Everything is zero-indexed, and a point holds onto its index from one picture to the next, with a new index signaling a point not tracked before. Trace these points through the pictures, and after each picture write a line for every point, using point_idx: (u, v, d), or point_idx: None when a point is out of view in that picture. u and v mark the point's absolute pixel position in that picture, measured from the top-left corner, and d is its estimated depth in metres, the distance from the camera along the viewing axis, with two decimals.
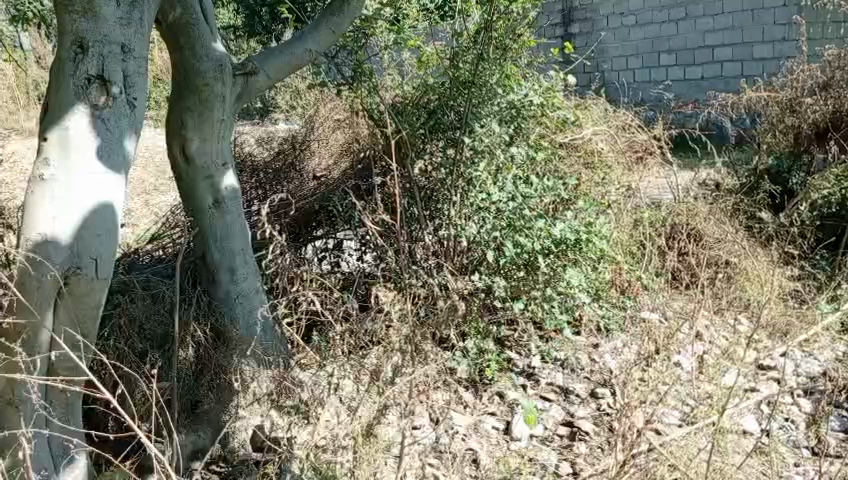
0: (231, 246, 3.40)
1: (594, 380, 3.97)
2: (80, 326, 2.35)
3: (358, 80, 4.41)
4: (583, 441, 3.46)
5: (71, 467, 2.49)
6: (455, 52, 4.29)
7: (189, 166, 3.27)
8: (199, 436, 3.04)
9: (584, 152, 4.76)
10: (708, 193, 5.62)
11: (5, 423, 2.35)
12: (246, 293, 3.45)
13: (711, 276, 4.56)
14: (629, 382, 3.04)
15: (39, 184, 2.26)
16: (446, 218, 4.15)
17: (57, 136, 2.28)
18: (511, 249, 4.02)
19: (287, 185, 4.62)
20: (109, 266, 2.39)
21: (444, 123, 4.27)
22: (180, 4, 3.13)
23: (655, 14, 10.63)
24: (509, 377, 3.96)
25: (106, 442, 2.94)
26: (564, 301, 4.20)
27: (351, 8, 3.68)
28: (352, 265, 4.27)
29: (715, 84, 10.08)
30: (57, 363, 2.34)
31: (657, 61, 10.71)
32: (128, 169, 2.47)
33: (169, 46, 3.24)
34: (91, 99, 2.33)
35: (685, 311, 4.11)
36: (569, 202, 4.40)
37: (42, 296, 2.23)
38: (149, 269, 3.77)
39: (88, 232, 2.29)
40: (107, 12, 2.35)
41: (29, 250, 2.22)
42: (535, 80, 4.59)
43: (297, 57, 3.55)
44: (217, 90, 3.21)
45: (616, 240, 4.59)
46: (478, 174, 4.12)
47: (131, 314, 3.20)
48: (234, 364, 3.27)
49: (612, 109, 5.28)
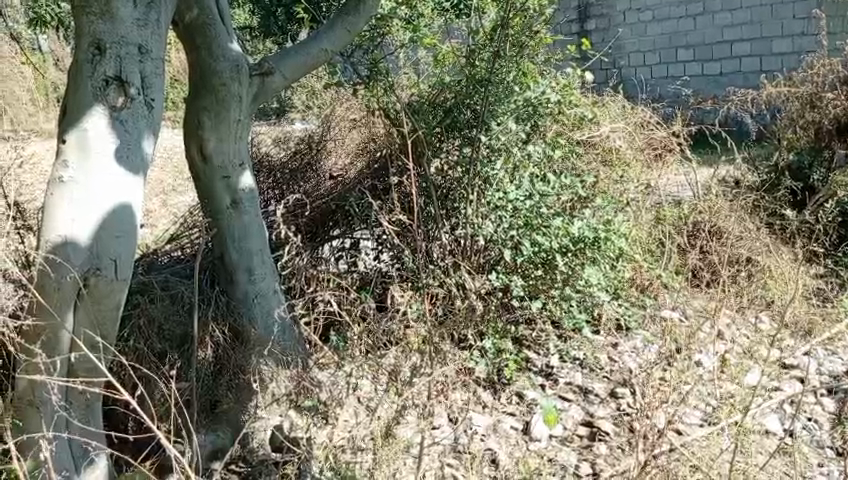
0: (249, 245, 3.40)
1: (613, 380, 3.93)
2: (99, 327, 2.36)
3: (374, 79, 4.41)
4: (603, 441, 3.43)
5: (92, 468, 2.50)
6: (471, 49, 4.28)
7: (207, 166, 3.28)
8: (217, 436, 3.02)
9: (601, 150, 4.69)
10: (727, 190, 5.58)
11: (28, 425, 2.38)
12: (263, 293, 3.45)
13: (732, 275, 4.50)
14: (651, 382, 3.02)
15: (59, 185, 2.27)
16: (463, 217, 4.13)
17: (75, 137, 2.29)
18: (529, 248, 4.01)
19: (303, 184, 4.65)
20: (128, 268, 2.39)
21: (461, 121, 4.25)
22: (197, 5, 3.16)
23: (671, 10, 10.51)
24: (528, 377, 3.94)
25: (126, 443, 2.96)
26: (584, 300, 4.17)
27: (367, 8, 3.68)
28: (369, 265, 4.26)
29: (734, 79, 9.95)
30: (77, 365, 2.35)
31: (674, 57, 10.59)
32: (146, 170, 2.46)
33: (186, 47, 3.25)
34: (110, 100, 2.33)
35: (706, 309, 4.13)
36: (588, 200, 4.35)
37: (62, 297, 2.25)
38: (169, 269, 3.79)
39: (107, 233, 2.29)
40: (124, 14, 2.35)
41: (48, 252, 2.23)
42: (552, 77, 4.54)
43: (313, 56, 3.54)
44: (234, 91, 3.21)
45: (635, 238, 4.53)
46: (495, 172, 4.14)
47: (150, 315, 3.21)
48: (253, 364, 3.28)
49: (630, 106, 5.24)
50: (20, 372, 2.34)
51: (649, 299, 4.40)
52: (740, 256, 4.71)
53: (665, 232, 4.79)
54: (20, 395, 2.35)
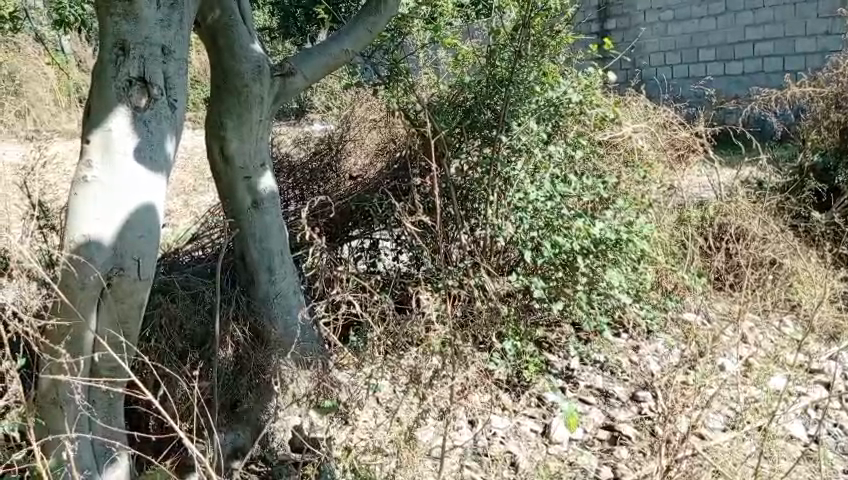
0: (269, 246, 3.41)
1: (634, 383, 3.93)
2: (122, 326, 2.37)
3: (394, 80, 4.39)
4: (624, 446, 3.44)
5: (114, 467, 2.51)
6: (492, 49, 4.26)
7: (228, 167, 3.29)
8: (237, 435, 3.08)
9: (623, 150, 4.60)
10: (751, 191, 5.49)
11: (51, 424, 2.39)
12: (284, 292, 3.45)
13: (757, 276, 4.38)
14: (674, 385, 2.99)
15: (83, 185, 2.28)
16: (482, 217, 4.12)
17: (99, 137, 2.29)
18: (549, 250, 3.96)
19: (323, 185, 4.65)
20: (151, 267, 2.40)
21: (481, 121, 4.23)
22: (220, 6, 3.17)
23: (692, 10, 10.41)
24: (549, 380, 3.91)
25: (148, 442, 2.96)
26: (603, 300, 4.11)
27: (388, 8, 3.68)
28: (388, 265, 4.27)
29: (756, 79, 9.83)
30: (100, 364, 2.38)
31: (695, 57, 10.48)
32: (168, 170, 2.47)
33: (208, 48, 3.26)
34: (133, 100, 2.34)
35: (729, 312, 4.09)
36: (608, 201, 4.27)
37: (85, 297, 2.26)
38: (189, 269, 3.80)
39: (131, 233, 2.30)
40: (148, 15, 2.36)
41: (72, 251, 2.24)
42: (573, 77, 4.49)
43: (334, 57, 3.54)
44: (256, 92, 3.22)
45: (657, 240, 4.45)
46: (516, 173, 4.08)
47: (172, 314, 3.21)
48: (274, 364, 3.27)
49: (652, 106, 5.20)
50: (44, 371, 2.35)
51: (673, 302, 4.35)
52: (767, 258, 4.56)
53: (687, 234, 4.74)
54: (42, 394, 2.35)
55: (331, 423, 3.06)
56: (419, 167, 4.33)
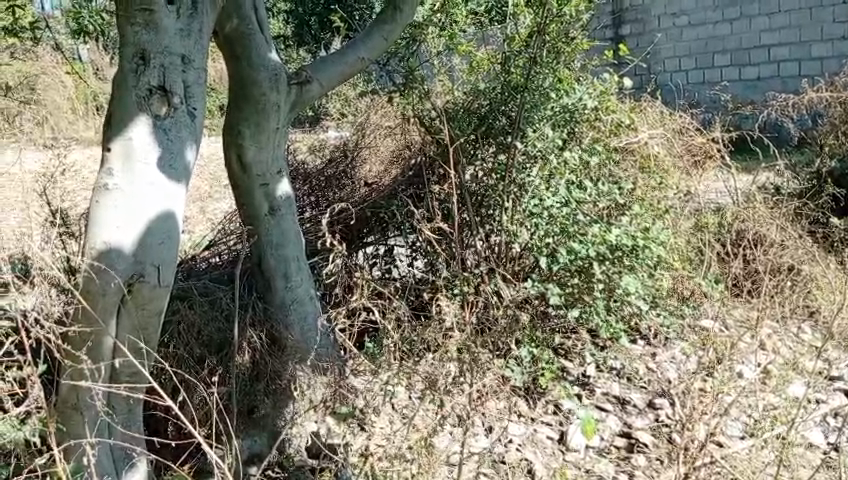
0: (285, 252, 3.42)
1: (652, 391, 3.96)
2: (142, 332, 2.40)
3: (409, 87, 4.43)
4: (641, 453, 3.43)
5: (133, 472, 2.54)
6: (507, 56, 4.27)
7: (245, 174, 3.32)
8: (254, 441, 3.10)
9: (639, 157, 4.55)
10: (769, 197, 5.43)
11: (72, 429, 2.41)
12: (300, 298, 3.46)
13: (778, 283, 4.27)
14: (691, 392, 2.97)
15: (104, 192, 2.30)
16: (498, 224, 4.15)
17: (120, 145, 2.32)
18: (565, 256, 3.94)
19: (339, 192, 4.71)
20: (171, 273, 2.42)
21: (496, 128, 4.24)
22: (237, 16, 3.21)
23: (708, 15, 10.38)
24: (564, 387, 3.89)
25: (166, 448, 2.98)
26: (619, 306, 4.09)
27: (404, 14, 3.71)
28: (403, 270, 4.31)
29: (773, 84, 9.76)
30: (120, 370, 2.40)
31: (710, 62, 10.45)
32: (188, 178, 2.50)
33: (226, 57, 3.29)
34: (153, 109, 2.37)
35: (747, 319, 4.07)
36: (624, 207, 4.25)
37: (106, 303, 2.28)
38: (206, 276, 3.82)
39: (151, 240, 2.33)
40: (167, 24, 2.39)
41: (93, 258, 2.26)
42: (589, 83, 4.46)
43: (350, 65, 3.57)
44: (273, 100, 3.24)
45: (674, 246, 4.42)
46: (531, 179, 4.10)
47: (190, 320, 3.23)
48: (290, 370, 3.29)
49: (668, 112, 5.21)
50: (64, 376, 2.37)
51: (690, 309, 4.32)
52: (786, 265, 4.49)
53: (703, 240, 4.71)
54: (63, 398, 2.37)
55: (346, 430, 3.14)
56: (437, 173, 4.35)
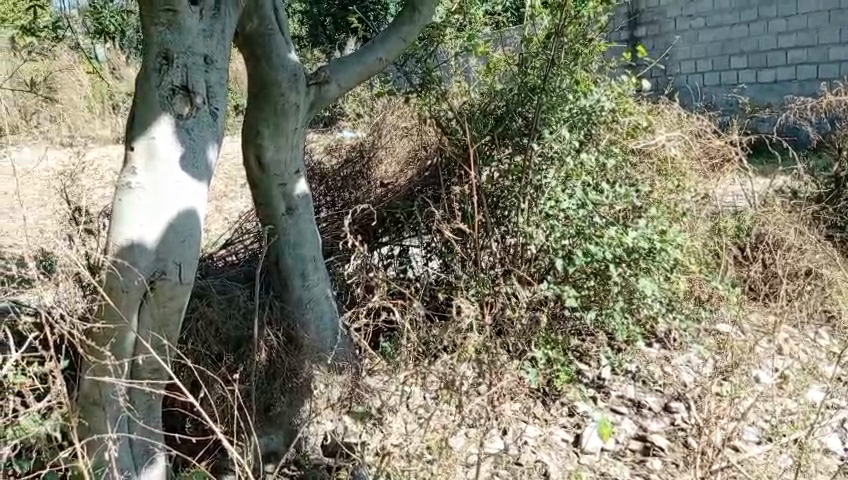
0: (303, 252, 3.44)
1: (667, 394, 3.96)
2: (163, 329, 2.42)
3: (427, 88, 4.42)
4: (657, 457, 3.42)
5: (151, 468, 2.55)
6: (524, 58, 4.29)
7: (264, 174, 3.33)
8: (271, 439, 3.12)
9: (657, 159, 4.49)
10: (786, 200, 5.41)
11: (93, 425, 2.43)
12: (317, 298, 3.48)
13: (797, 288, 4.24)
14: (708, 395, 2.96)
15: (127, 191, 2.33)
16: (513, 225, 4.12)
17: (144, 144, 2.34)
18: (581, 258, 3.93)
19: (354, 192, 4.70)
20: (192, 271, 2.45)
21: (512, 129, 4.24)
22: (257, 16, 3.21)
23: (725, 17, 10.29)
24: (579, 389, 3.90)
25: (183, 444, 3.00)
26: (635, 309, 4.06)
27: (422, 16, 3.74)
28: (419, 270, 4.29)
29: (789, 87, 9.68)
30: (142, 366, 2.43)
31: (726, 64, 10.39)
32: (209, 177, 2.52)
33: (246, 57, 3.31)
34: (176, 108, 2.39)
35: (763, 325, 4.06)
36: (641, 209, 4.22)
37: (129, 300, 2.30)
38: (223, 274, 3.84)
39: (173, 238, 2.35)
40: (190, 25, 2.42)
41: (116, 255, 2.28)
42: (606, 85, 4.48)
43: (367, 66, 3.58)
44: (292, 100, 3.27)
45: (691, 249, 4.38)
46: (548, 180, 4.09)
47: (208, 318, 3.24)
48: (306, 369, 3.30)
49: (685, 114, 5.19)
50: (87, 371, 2.39)
51: (707, 311, 4.27)
52: (803, 270, 4.45)
53: (719, 243, 4.66)
54: (85, 394, 2.39)
55: (364, 427, 3.15)
56: (454, 174, 4.34)
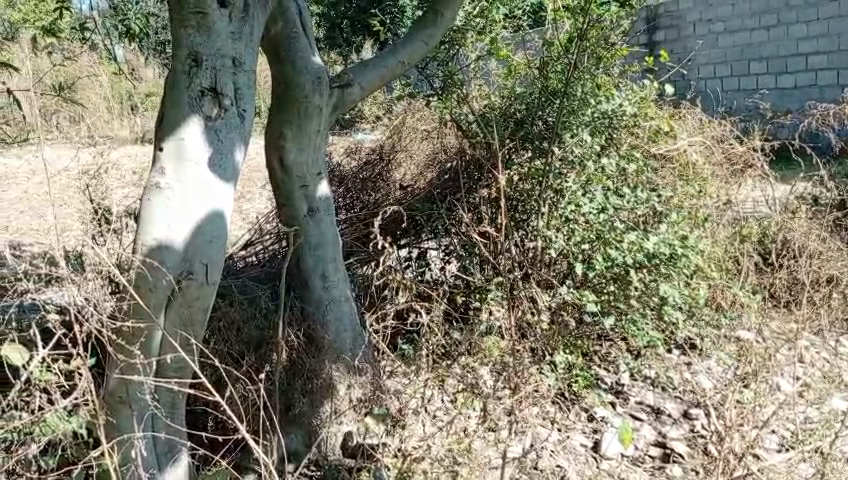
0: (323, 253, 3.44)
1: (686, 401, 3.94)
2: (190, 328, 2.45)
3: (448, 91, 4.44)
4: (677, 463, 3.41)
5: (174, 467, 2.58)
6: (545, 61, 4.33)
7: (286, 175, 3.35)
8: (293, 438, 3.19)
9: (679, 164, 4.52)
10: (809, 207, 5.36)
11: (119, 423, 2.45)
12: (336, 299, 3.45)
13: (823, 294, 4.18)
14: (728, 402, 2.93)
15: (156, 191, 2.35)
16: (532, 229, 4.09)
17: (173, 145, 2.37)
18: (601, 262, 3.90)
19: (373, 194, 4.72)
20: (218, 270, 2.48)
21: (533, 133, 4.25)
22: (282, 19, 3.26)
23: (744, 22, 10.24)
24: (598, 394, 3.90)
25: (204, 442, 3.04)
26: (655, 315, 4.03)
27: (445, 20, 3.77)
28: (437, 274, 4.30)
29: (810, 93, 9.57)
30: (168, 365, 2.45)
31: (746, 69, 10.33)
32: (236, 178, 2.55)
33: (271, 59, 3.34)
34: (205, 110, 2.41)
35: (784, 332, 4.01)
36: (662, 215, 4.20)
37: (156, 299, 2.32)
38: (244, 275, 3.87)
39: (200, 238, 2.38)
40: (219, 27, 2.43)
41: (145, 255, 2.31)
42: (628, 89, 4.53)
43: (389, 68, 3.60)
44: (315, 102, 3.28)
45: (712, 255, 4.34)
46: (570, 185, 4.06)
47: (231, 318, 3.28)
48: (326, 370, 3.31)
49: (707, 119, 5.17)
50: (114, 370, 2.41)
51: (727, 318, 4.17)
52: (826, 277, 4.43)
53: (741, 249, 4.61)
54: (111, 391, 2.40)
55: (383, 428, 3.05)
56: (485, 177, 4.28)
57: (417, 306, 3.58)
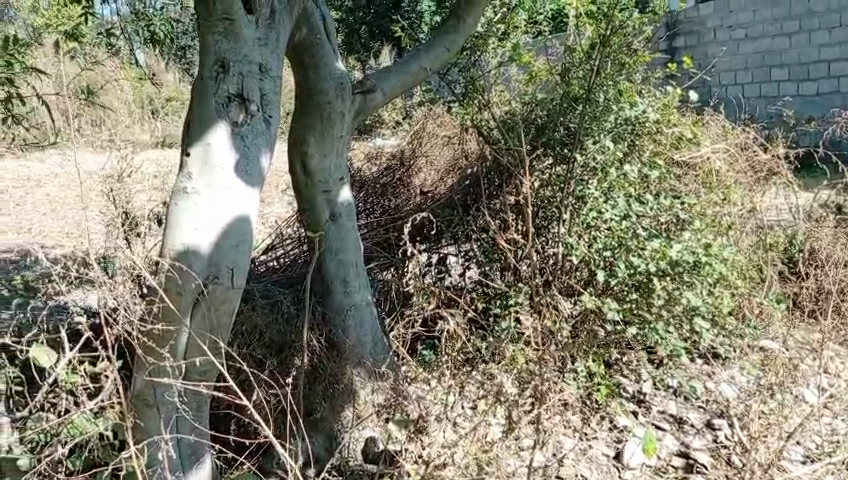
0: (346, 258, 3.45)
1: (709, 410, 3.90)
2: (217, 331, 2.46)
3: (470, 98, 4.45)
4: (700, 474, 3.38)
5: (199, 468, 2.57)
6: (567, 67, 4.31)
7: (309, 180, 3.37)
8: (316, 443, 3.21)
9: (702, 172, 4.50)
10: (835, 215, 5.27)
11: (146, 425, 2.47)
12: (357, 304, 3.47)
13: None
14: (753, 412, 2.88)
15: (184, 196, 2.37)
16: (553, 235, 4.08)
17: (200, 150, 2.39)
18: (624, 270, 3.90)
19: (394, 200, 4.74)
20: (244, 275, 2.49)
21: (555, 139, 4.22)
22: (306, 25, 3.25)
23: (766, 28, 10.17)
24: (620, 403, 3.86)
25: (228, 444, 3.07)
26: (678, 325, 3.99)
27: (467, 27, 3.81)
28: (457, 279, 4.34)
29: (833, 99, 9.45)
30: (194, 367, 2.46)
31: (767, 76, 10.24)
32: (262, 183, 2.56)
33: (294, 65, 3.36)
34: (232, 115, 2.43)
35: (810, 340, 3.93)
36: (686, 222, 4.17)
37: (184, 302, 2.34)
38: (266, 279, 3.90)
39: (227, 243, 2.39)
40: (246, 34, 2.47)
41: (173, 259, 2.33)
42: (651, 96, 4.50)
43: (412, 74, 3.62)
44: (338, 108, 3.30)
45: (737, 263, 4.29)
46: (591, 192, 4.06)
47: (253, 323, 3.33)
48: (348, 373, 3.33)
49: (730, 126, 5.11)
50: (141, 372, 2.43)
51: (751, 328, 4.14)
52: None
53: (765, 258, 4.57)
54: (138, 394, 2.43)
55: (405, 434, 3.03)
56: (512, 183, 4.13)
57: (443, 312, 3.55)
